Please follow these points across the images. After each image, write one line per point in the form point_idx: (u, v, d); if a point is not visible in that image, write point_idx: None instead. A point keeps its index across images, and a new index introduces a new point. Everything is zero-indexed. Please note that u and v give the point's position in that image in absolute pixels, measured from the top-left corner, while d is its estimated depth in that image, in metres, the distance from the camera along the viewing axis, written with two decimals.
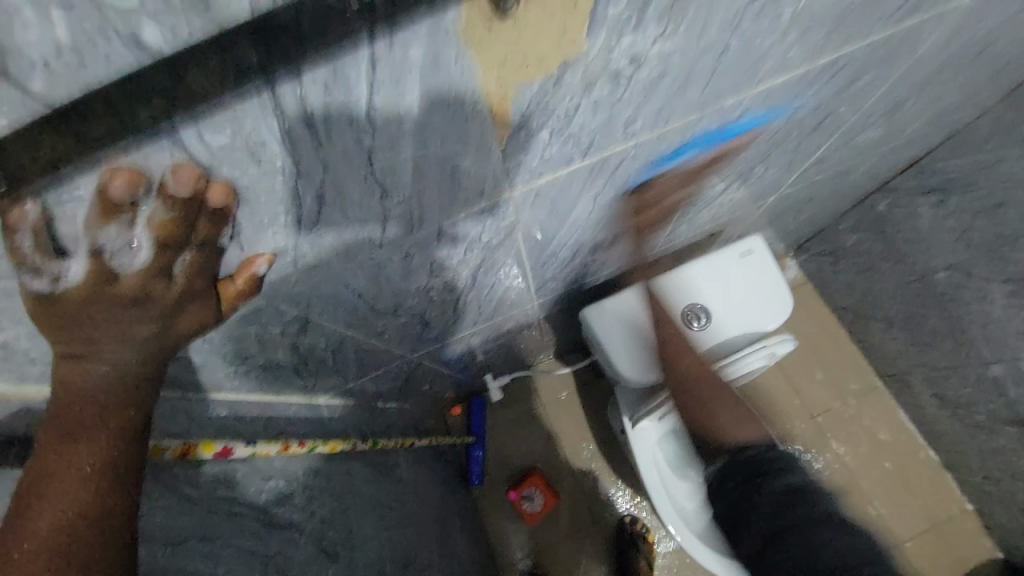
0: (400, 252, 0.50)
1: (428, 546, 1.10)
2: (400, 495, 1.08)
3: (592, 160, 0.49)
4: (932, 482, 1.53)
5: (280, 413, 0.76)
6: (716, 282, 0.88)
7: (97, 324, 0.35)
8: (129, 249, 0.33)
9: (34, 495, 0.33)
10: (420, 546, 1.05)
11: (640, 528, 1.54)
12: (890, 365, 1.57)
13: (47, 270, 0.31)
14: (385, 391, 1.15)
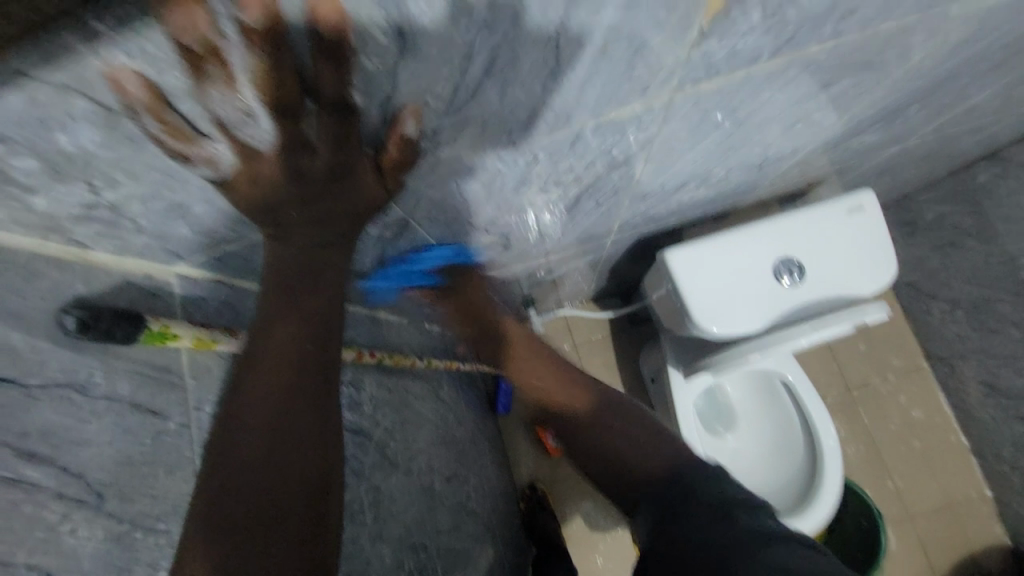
0: (527, 157, 0.44)
1: (465, 466, 1.13)
2: (444, 415, 1.09)
3: (771, 63, 0.41)
4: (956, 466, 1.53)
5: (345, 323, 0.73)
6: (814, 237, 0.81)
7: (269, 204, 0.33)
8: (251, 119, 0.28)
9: (247, 368, 0.35)
10: (459, 465, 1.08)
11: None
12: (941, 347, 1.52)
13: (199, 159, 0.28)
14: (434, 315, 1.12)
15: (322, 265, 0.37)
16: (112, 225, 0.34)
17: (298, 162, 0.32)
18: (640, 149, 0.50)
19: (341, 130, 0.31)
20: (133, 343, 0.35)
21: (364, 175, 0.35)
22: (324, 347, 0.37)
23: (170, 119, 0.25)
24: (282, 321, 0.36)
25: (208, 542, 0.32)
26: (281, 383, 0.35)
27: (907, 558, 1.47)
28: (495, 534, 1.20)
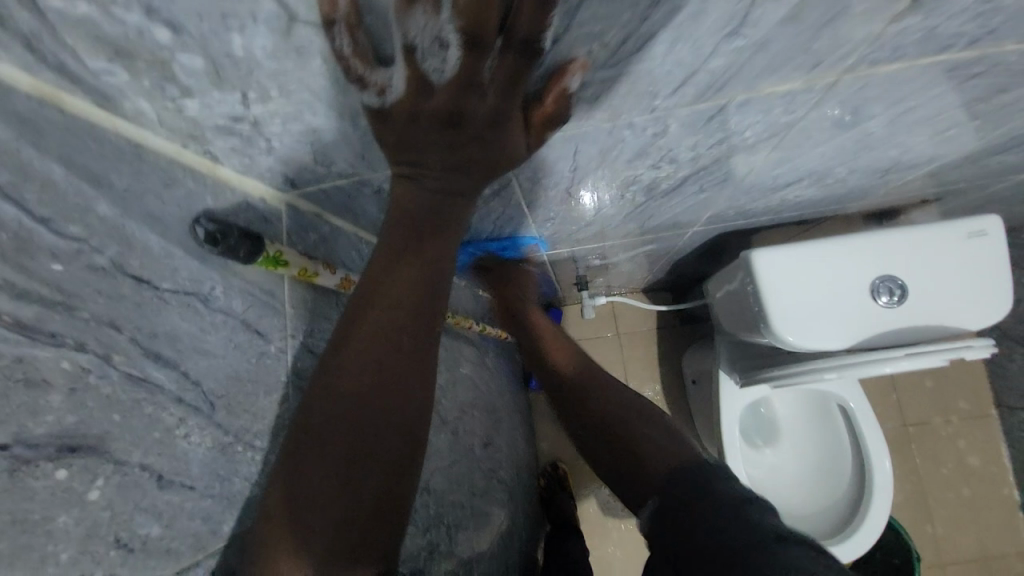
0: (656, 128, 0.41)
1: (498, 434, 1.14)
2: (485, 381, 1.09)
3: (959, 56, 0.37)
4: (1009, 526, 1.42)
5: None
6: (922, 258, 0.74)
7: (420, 140, 0.34)
8: (440, 51, 0.28)
9: (368, 303, 0.38)
10: (494, 432, 1.09)
11: None
12: (1018, 399, 1.40)
13: (372, 85, 0.30)
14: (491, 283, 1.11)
15: (445, 221, 0.39)
16: (247, 142, 0.34)
17: (464, 102, 0.31)
18: (775, 134, 0.46)
19: (515, 74, 0.29)
20: (252, 263, 0.36)
21: (516, 128, 0.34)
22: (434, 298, 0.40)
23: (360, 38, 0.27)
24: (403, 267, 0.39)
25: (316, 456, 0.36)
26: (398, 320, 0.39)
27: None
28: (515, 504, 1.21)
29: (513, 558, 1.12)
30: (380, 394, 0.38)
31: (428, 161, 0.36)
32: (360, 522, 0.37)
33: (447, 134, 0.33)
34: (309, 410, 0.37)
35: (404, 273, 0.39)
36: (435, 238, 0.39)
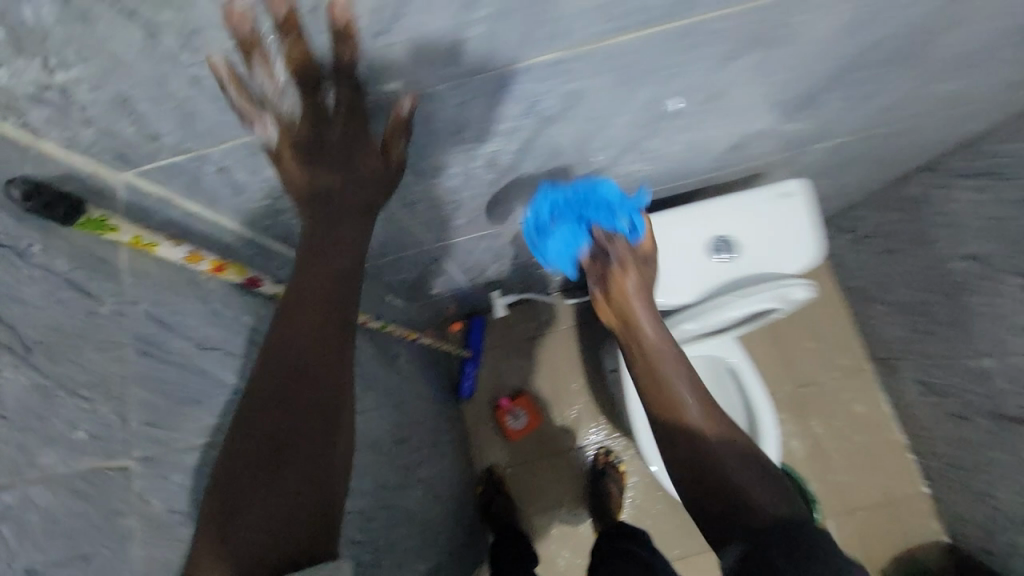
0: (455, 96, 0.50)
1: (420, 433, 1.16)
2: (398, 382, 1.11)
3: (672, 28, 0.48)
4: (895, 461, 1.61)
5: (284, 269, 0.76)
6: (748, 217, 0.87)
7: (309, 172, 0.51)
8: (281, 93, 0.45)
9: (297, 295, 0.56)
10: (410, 432, 1.10)
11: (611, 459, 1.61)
12: (882, 349, 1.60)
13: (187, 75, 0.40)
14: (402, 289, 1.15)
15: (343, 235, 0.56)
16: (66, 112, 0.40)
17: (325, 136, 0.49)
18: (567, 104, 0.57)
19: (353, 130, 0.49)
20: (69, 224, 0.46)
21: (371, 154, 0.51)
22: (343, 290, 0.57)
23: (237, 96, 0.42)
24: (313, 276, 0.56)
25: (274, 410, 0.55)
26: (313, 305, 0.56)
27: (843, 548, 1.56)
28: (445, 505, 1.22)
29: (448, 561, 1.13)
30: (311, 360, 0.56)
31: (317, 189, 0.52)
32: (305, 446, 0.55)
33: (321, 160, 0.50)
34: (261, 375, 0.55)
35: (316, 280, 0.56)
36: (335, 248, 0.56)
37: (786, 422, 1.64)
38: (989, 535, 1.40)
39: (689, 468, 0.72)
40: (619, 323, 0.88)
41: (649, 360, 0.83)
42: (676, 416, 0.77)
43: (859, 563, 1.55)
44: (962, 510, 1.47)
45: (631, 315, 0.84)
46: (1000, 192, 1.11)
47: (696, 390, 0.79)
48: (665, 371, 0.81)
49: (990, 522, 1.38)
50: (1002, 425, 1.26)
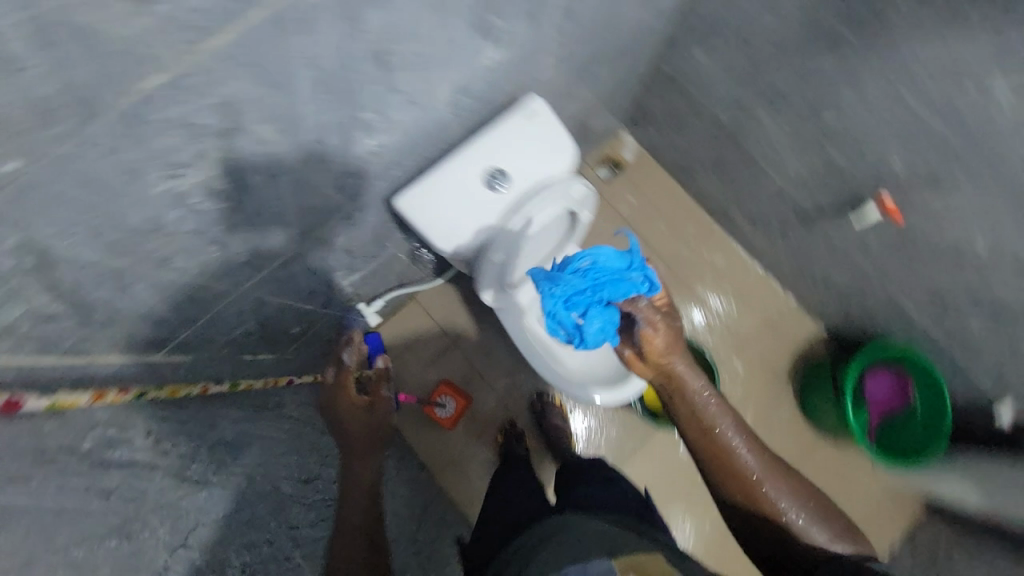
0: (95, 145, 0.50)
1: (338, 465, 1.17)
2: (291, 429, 1.11)
3: (265, 10, 0.51)
4: (762, 289, 1.85)
5: (72, 380, 0.72)
6: (505, 142, 0.95)
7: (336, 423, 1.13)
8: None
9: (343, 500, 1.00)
10: (326, 465, 1.12)
11: (549, 398, 1.73)
12: (713, 203, 1.81)
13: None
14: (260, 344, 1.15)
15: (361, 457, 1.10)
16: None
17: (338, 407, 1.15)
18: (233, 112, 0.58)
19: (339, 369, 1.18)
20: None
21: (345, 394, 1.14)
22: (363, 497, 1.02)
23: None
24: (345, 514, 0.97)
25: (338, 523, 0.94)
26: (349, 499, 1.00)
27: (752, 374, 1.80)
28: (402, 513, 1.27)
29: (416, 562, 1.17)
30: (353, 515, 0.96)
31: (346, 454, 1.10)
32: (362, 525, 0.94)
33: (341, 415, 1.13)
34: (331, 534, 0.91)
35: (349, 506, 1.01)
36: (356, 466, 1.08)
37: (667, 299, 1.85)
38: (844, 311, 1.66)
39: (736, 501, 0.91)
40: (660, 376, 0.95)
41: (695, 415, 0.93)
42: (732, 463, 0.91)
43: (768, 381, 1.80)
44: (821, 302, 1.72)
45: (673, 372, 0.93)
46: (720, 40, 1.27)
47: (747, 444, 0.92)
48: (723, 423, 0.92)
49: (839, 301, 1.64)
50: (808, 224, 1.49)
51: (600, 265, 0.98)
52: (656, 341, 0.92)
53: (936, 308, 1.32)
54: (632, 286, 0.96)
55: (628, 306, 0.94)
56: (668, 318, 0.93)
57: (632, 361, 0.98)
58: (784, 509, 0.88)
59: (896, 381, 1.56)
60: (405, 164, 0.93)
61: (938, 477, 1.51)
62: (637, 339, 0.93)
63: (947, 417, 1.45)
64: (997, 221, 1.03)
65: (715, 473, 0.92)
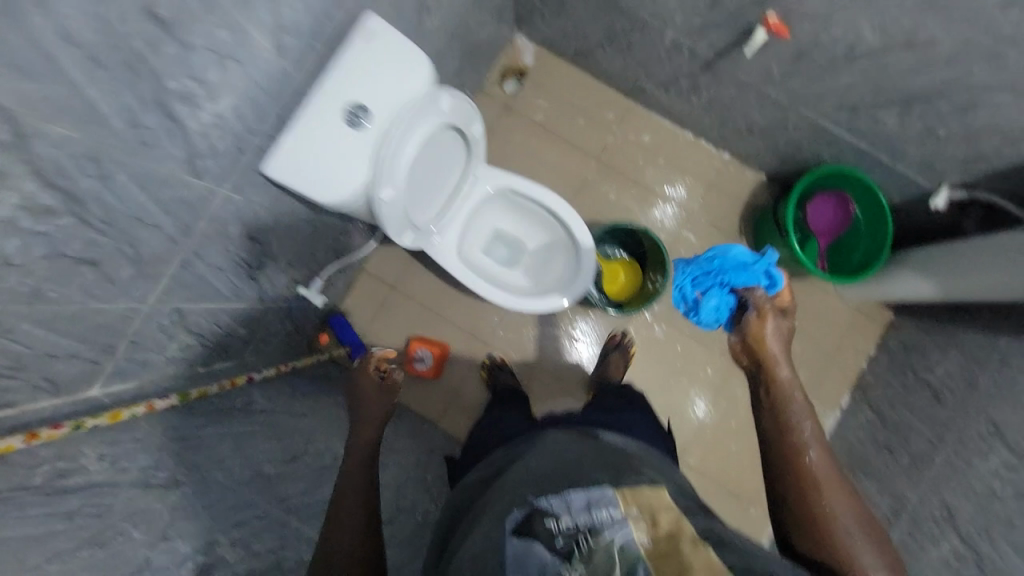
0: None
1: (326, 436, 1.23)
2: (270, 418, 1.16)
3: None
4: (695, 154, 1.84)
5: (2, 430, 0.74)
6: (356, 71, 0.90)
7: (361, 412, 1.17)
8: None
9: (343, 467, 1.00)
10: (313, 440, 1.18)
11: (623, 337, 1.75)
12: (625, 81, 1.76)
13: None
14: (210, 353, 1.17)
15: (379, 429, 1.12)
16: None
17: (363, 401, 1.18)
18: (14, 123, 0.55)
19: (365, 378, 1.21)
20: None
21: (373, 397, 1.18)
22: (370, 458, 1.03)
23: None
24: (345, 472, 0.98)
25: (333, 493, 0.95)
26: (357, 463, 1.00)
27: (706, 239, 1.83)
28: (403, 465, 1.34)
29: None
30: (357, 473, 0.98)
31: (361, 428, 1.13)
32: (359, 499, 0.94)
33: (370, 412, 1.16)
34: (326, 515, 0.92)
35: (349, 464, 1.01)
36: (365, 428, 1.11)
37: (607, 191, 1.85)
38: (774, 149, 1.64)
39: (795, 515, 0.82)
40: (754, 363, 0.97)
41: (776, 400, 0.91)
42: (802, 464, 0.85)
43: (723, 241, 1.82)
44: (752, 148, 1.71)
45: (776, 375, 0.93)
46: None
47: (827, 469, 0.85)
48: (804, 431, 0.88)
49: (766, 141, 1.62)
50: (711, 71, 1.45)
51: (726, 258, 1.10)
52: (767, 330, 0.96)
53: (847, 115, 1.31)
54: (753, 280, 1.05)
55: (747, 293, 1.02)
56: (775, 315, 0.98)
57: (736, 351, 1.01)
58: (847, 530, 0.79)
59: (839, 204, 1.56)
60: (262, 130, 0.90)
61: (902, 282, 1.48)
62: (747, 327, 0.98)
63: (886, 225, 1.47)
64: (873, 3, 1.00)
65: (786, 486, 0.85)
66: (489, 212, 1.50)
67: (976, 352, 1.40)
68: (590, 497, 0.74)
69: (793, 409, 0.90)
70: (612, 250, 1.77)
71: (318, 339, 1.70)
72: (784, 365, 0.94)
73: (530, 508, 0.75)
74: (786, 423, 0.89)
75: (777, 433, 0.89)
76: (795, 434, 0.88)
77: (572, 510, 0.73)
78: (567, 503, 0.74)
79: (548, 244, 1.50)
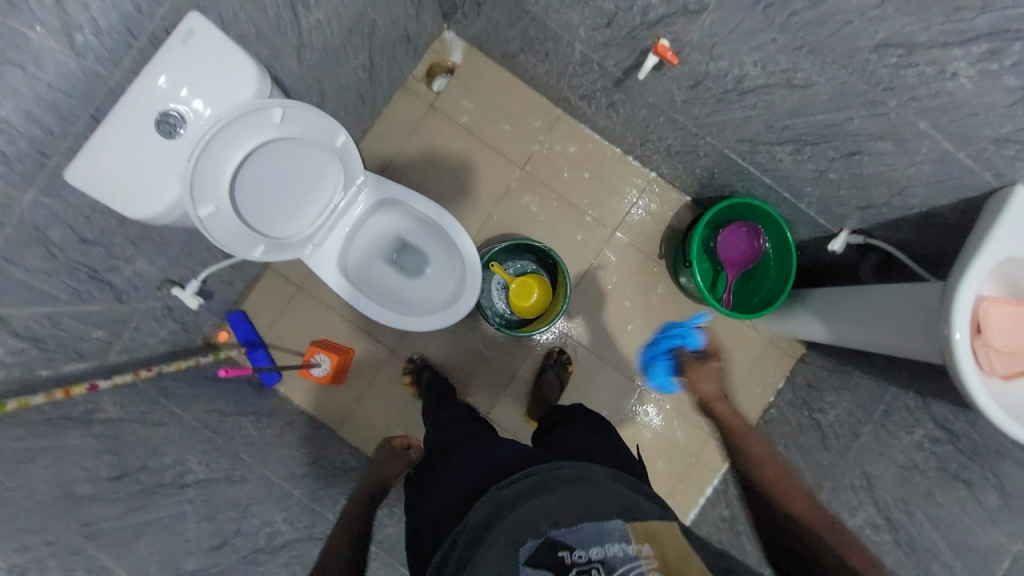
0: None
1: (181, 447, 1.19)
2: (117, 426, 1.12)
3: None
4: (619, 171, 1.79)
5: None
6: (173, 77, 0.88)
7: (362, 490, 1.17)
8: None
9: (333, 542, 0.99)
10: (163, 452, 1.14)
11: (564, 358, 1.73)
12: (551, 90, 1.69)
13: None
14: (54, 356, 1.12)
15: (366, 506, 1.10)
16: None
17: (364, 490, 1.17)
18: None
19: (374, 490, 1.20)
20: None
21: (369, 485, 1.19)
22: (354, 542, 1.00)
23: None
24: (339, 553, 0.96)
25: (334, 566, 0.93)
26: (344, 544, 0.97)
27: (625, 259, 1.78)
28: (273, 477, 1.31)
29: (288, 512, 1.23)
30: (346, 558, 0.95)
31: (354, 505, 1.10)
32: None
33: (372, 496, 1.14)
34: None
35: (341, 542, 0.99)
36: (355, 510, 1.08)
37: (527, 203, 1.79)
38: (692, 174, 1.60)
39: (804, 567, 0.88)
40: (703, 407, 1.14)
41: (734, 437, 1.08)
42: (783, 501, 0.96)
43: (642, 262, 1.78)
44: (673, 170, 1.66)
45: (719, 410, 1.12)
46: None
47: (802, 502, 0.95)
48: (769, 468, 1.02)
49: (684, 165, 1.57)
50: (622, 90, 1.40)
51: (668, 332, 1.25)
52: (707, 387, 1.13)
53: (749, 148, 1.27)
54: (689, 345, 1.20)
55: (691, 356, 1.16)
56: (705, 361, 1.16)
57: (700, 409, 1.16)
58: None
59: (750, 234, 1.52)
60: (71, 133, 0.84)
61: (801, 322, 1.48)
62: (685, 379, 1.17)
63: (793, 261, 1.45)
64: (751, 38, 0.95)
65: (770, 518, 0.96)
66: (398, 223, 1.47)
67: (865, 400, 1.39)
68: (602, 530, 0.77)
69: (748, 438, 1.07)
70: (527, 264, 1.72)
71: (219, 336, 1.71)
72: (722, 401, 1.12)
73: (546, 539, 0.76)
74: (755, 470, 1.03)
75: (749, 464, 1.04)
76: (757, 456, 1.04)
77: (586, 543, 0.76)
78: (578, 535, 0.77)
79: (448, 263, 1.46)
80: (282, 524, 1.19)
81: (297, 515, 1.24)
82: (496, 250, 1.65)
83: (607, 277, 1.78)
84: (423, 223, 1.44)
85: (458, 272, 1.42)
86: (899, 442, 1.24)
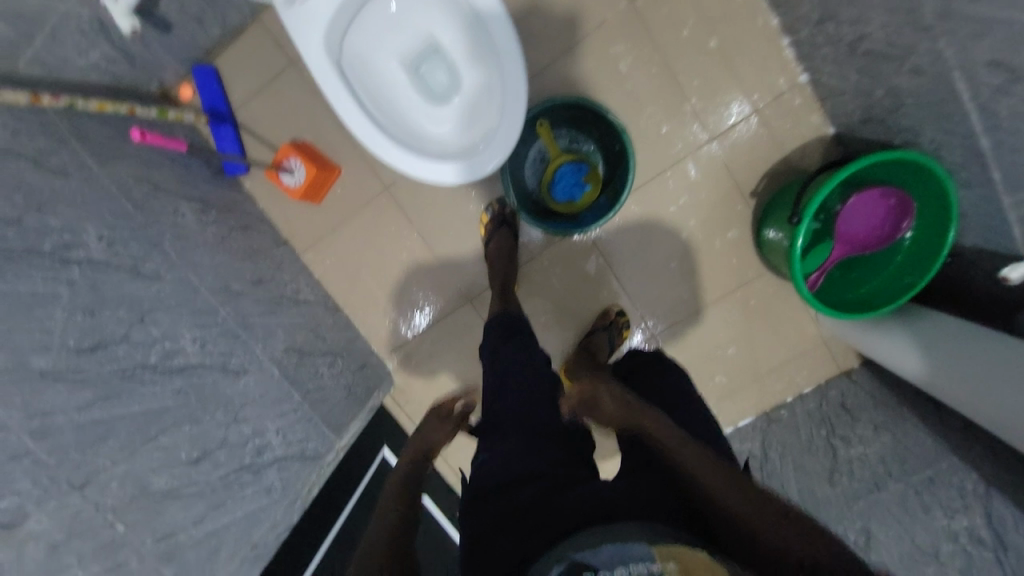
0: None
1: (85, 211, 0.92)
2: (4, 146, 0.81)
3: None
4: (761, 53, 1.26)
5: None
6: None
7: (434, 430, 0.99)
8: None
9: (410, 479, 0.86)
10: (61, 206, 0.87)
11: (621, 321, 1.40)
12: None
13: None
14: None
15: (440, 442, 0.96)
16: None
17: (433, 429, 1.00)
18: None
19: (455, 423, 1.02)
20: None
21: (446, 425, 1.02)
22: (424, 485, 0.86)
23: None
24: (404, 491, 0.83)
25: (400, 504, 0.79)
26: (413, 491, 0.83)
27: (706, 180, 1.34)
28: (199, 285, 1.08)
29: (201, 331, 1.02)
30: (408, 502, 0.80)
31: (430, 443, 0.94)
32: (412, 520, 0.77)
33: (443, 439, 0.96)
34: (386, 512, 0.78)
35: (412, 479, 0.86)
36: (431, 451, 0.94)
37: (620, 55, 1.29)
38: (868, 93, 1.10)
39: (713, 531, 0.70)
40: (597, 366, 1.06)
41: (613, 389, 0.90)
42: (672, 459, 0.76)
43: (727, 192, 1.35)
44: (839, 80, 1.15)
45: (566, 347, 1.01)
46: None
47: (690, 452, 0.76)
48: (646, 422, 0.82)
49: (865, 75, 1.07)
50: None
51: (566, 178, 1.27)
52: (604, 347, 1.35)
53: (996, 83, 0.78)
54: (574, 180, 1.27)
55: (586, 181, 1.28)
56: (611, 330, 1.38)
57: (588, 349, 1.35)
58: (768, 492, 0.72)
59: (894, 211, 1.11)
60: None
61: (889, 343, 1.14)
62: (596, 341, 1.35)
63: (933, 264, 1.04)
64: None
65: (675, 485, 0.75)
66: (431, 19, 1.03)
67: (909, 450, 1.12)
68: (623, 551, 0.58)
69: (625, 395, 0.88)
70: (584, 143, 1.33)
71: (180, 91, 1.35)
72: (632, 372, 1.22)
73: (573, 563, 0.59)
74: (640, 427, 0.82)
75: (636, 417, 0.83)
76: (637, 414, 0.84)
77: (610, 563, 0.58)
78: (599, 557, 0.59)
79: (485, 93, 1.03)
80: (190, 344, 0.98)
81: (213, 338, 1.04)
82: (553, 104, 1.23)
83: (674, 195, 1.36)
84: (466, 21, 0.99)
85: (497, 104, 0.99)
86: (927, 519, 1.02)
